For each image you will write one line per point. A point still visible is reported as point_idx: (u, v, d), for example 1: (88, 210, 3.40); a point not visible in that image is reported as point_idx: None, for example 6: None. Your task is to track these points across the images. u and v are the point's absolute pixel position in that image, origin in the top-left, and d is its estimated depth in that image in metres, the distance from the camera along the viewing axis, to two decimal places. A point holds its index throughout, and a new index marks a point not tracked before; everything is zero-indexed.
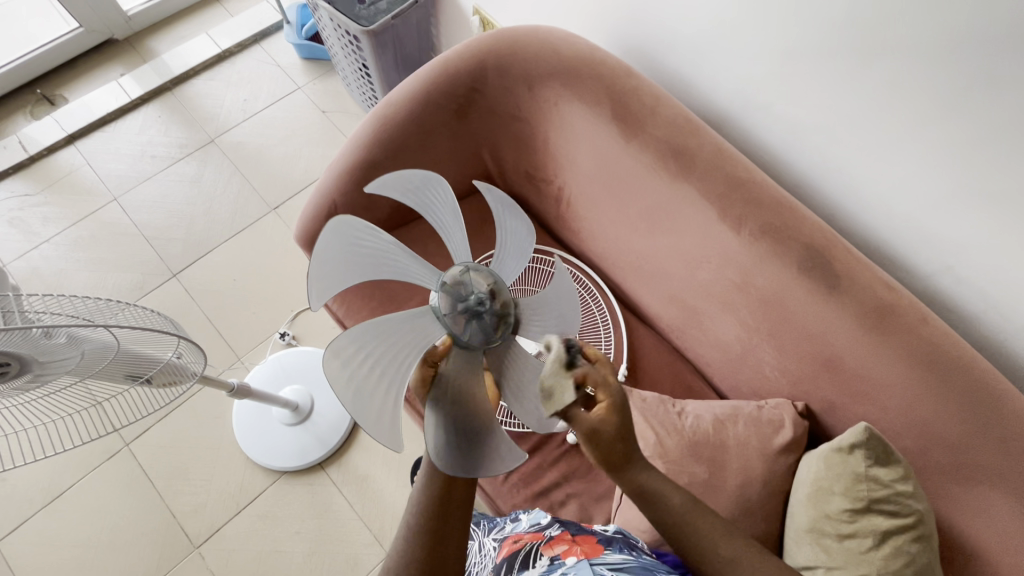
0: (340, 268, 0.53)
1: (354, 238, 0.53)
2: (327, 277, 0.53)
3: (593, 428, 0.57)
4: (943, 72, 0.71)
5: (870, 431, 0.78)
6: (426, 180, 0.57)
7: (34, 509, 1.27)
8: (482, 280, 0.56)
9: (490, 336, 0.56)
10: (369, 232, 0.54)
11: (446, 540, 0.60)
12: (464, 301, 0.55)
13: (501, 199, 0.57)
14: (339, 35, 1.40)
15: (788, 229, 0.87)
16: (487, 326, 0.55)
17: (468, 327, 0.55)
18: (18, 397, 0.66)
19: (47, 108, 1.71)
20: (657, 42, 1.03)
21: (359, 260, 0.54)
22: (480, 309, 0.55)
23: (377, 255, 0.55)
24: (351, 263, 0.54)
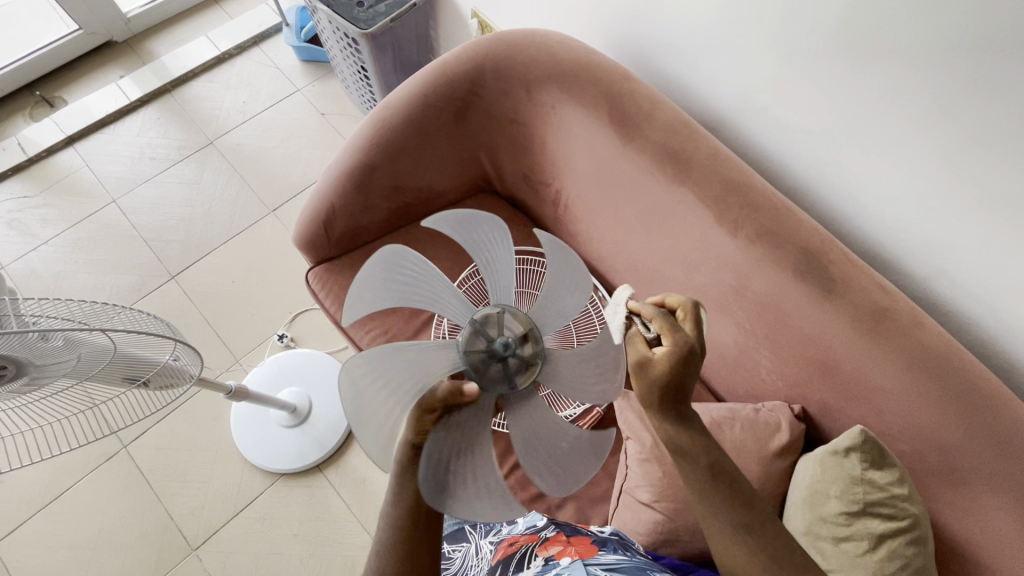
0: (380, 415, 0.53)
1: (364, 374, 0.53)
2: (375, 433, 0.53)
3: (641, 360, 0.61)
4: (937, 76, 0.72)
5: (865, 433, 0.80)
6: (388, 262, 0.58)
7: (32, 511, 1.27)
8: (489, 325, 0.61)
9: (526, 358, 0.59)
10: (372, 356, 0.54)
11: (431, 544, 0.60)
12: (487, 352, 0.59)
13: (455, 218, 0.58)
14: (339, 38, 1.40)
15: (784, 233, 0.88)
16: (518, 355, 0.59)
17: (506, 369, 0.59)
18: (16, 400, 0.66)
19: (46, 109, 1.72)
20: (654, 46, 1.03)
21: (390, 392, 0.54)
22: (503, 345, 0.59)
23: (400, 376, 0.55)
24: (382, 404, 0.54)
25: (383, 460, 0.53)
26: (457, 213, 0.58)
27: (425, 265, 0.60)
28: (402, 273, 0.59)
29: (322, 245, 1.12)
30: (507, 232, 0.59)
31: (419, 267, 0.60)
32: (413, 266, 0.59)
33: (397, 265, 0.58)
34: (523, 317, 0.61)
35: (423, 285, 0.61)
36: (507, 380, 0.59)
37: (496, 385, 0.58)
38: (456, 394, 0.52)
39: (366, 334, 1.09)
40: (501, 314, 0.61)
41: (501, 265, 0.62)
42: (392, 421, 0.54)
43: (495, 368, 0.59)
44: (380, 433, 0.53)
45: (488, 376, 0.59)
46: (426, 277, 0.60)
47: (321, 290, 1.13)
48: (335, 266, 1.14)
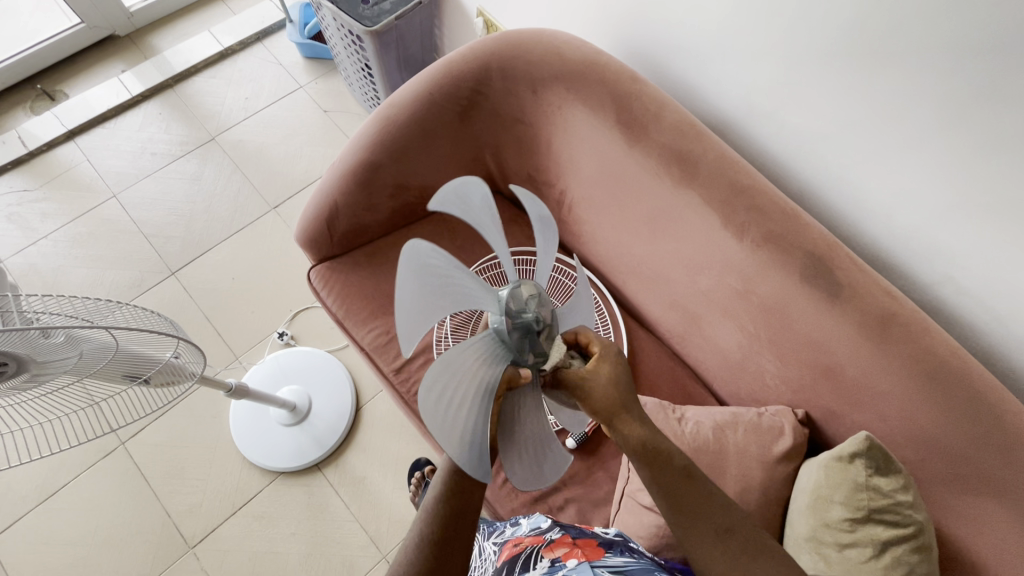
0: (459, 429, 0.48)
1: (435, 388, 0.48)
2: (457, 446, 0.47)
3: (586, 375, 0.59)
4: (948, 82, 0.71)
5: (870, 440, 0.78)
6: (414, 265, 0.48)
7: (29, 507, 1.26)
8: (516, 300, 0.54)
9: (547, 324, 0.56)
10: (438, 364, 0.48)
11: (452, 547, 0.60)
12: (522, 328, 0.53)
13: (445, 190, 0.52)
14: (342, 35, 1.40)
15: (790, 236, 0.87)
16: (542, 323, 0.55)
17: (536, 341, 0.55)
18: (16, 396, 0.65)
19: (47, 103, 1.71)
20: (661, 47, 1.02)
21: (463, 398, 0.49)
22: (531, 317, 0.54)
23: (467, 378, 0.49)
24: (456, 413, 0.48)
25: (475, 465, 0.48)
26: (448, 187, 0.52)
27: (448, 258, 0.50)
28: (434, 276, 0.49)
29: (324, 243, 1.11)
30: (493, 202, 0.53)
31: (444, 263, 0.49)
32: (437, 261, 0.49)
33: (426, 269, 0.49)
34: (534, 287, 0.56)
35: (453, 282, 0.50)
36: (538, 351, 0.55)
37: (530, 358, 0.55)
38: (513, 378, 0.55)
39: (368, 334, 1.09)
40: (513, 286, 0.54)
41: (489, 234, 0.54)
42: (474, 430, 0.49)
43: (528, 341, 0.54)
44: (463, 444, 0.48)
45: (519, 349, 0.54)
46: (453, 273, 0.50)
47: (323, 288, 1.12)
48: (336, 264, 1.13)
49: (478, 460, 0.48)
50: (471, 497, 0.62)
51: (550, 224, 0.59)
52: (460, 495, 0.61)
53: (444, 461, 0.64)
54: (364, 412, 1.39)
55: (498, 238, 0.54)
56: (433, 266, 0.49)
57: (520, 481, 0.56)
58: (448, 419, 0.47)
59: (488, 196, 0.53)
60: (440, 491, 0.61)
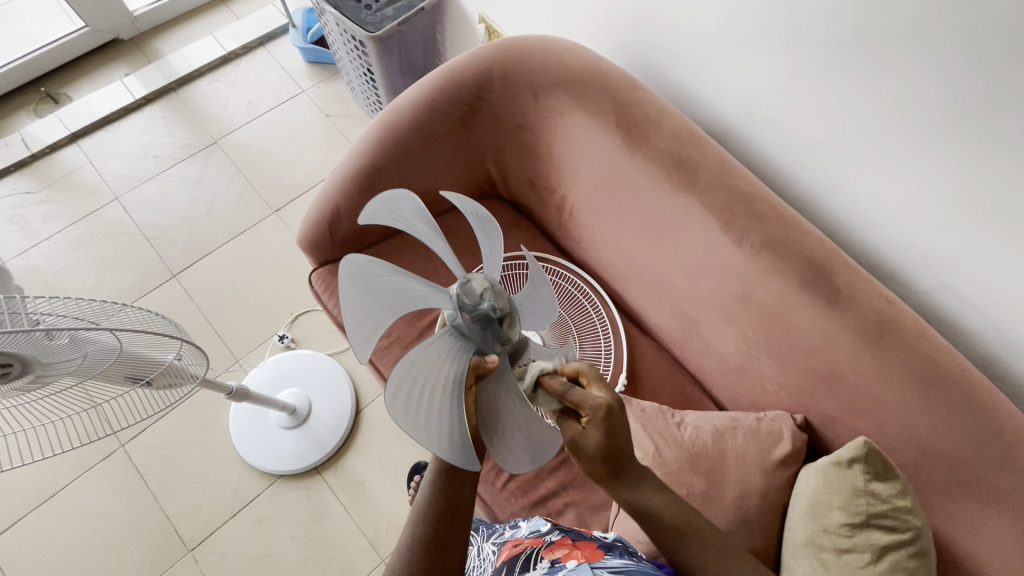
0: (437, 424, 0.49)
1: (405, 391, 0.47)
2: (441, 436, 0.49)
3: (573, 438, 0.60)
4: (947, 91, 0.72)
5: (869, 446, 0.79)
6: (356, 281, 0.48)
7: (28, 508, 1.26)
8: (467, 296, 0.54)
9: (507, 313, 0.55)
10: (404, 365, 0.47)
11: (445, 547, 0.61)
12: (479, 321, 0.53)
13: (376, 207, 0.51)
14: (345, 40, 1.41)
15: (790, 243, 0.88)
16: (499, 311, 0.55)
17: (497, 330, 0.54)
18: (19, 398, 0.66)
19: (51, 105, 1.71)
20: (662, 55, 1.03)
21: (433, 395, 0.49)
22: (487, 307, 0.54)
23: (435, 374, 0.49)
24: (430, 410, 0.48)
25: (465, 457, 0.49)
26: (377, 201, 0.51)
27: (386, 265, 0.50)
28: (384, 286, 0.49)
29: (326, 247, 1.12)
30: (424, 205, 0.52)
31: (391, 272, 0.50)
32: (381, 271, 0.49)
33: (367, 280, 0.49)
34: (484, 280, 0.55)
35: (408, 289, 0.50)
36: (503, 339, 0.55)
37: (496, 346, 0.55)
38: (480, 365, 0.53)
39: None
40: (465, 279, 0.54)
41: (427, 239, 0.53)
42: (452, 423, 0.49)
43: (489, 331, 0.54)
44: (443, 438, 0.49)
45: (484, 340, 0.54)
46: (402, 280, 0.50)
47: (324, 291, 1.13)
48: (338, 267, 1.14)
49: (462, 450, 0.49)
50: (461, 499, 0.62)
51: (490, 222, 0.56)
52: (452, 495, 0.62)
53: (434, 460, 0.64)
54: (364, 415, 1.39)
55: (436, 238, 0.52)
56: (380, 277, 0.49)
57: (508, 462, 0.54)
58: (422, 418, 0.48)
59: (416, 203, 0.52)
60: (431, 491, 0.62)
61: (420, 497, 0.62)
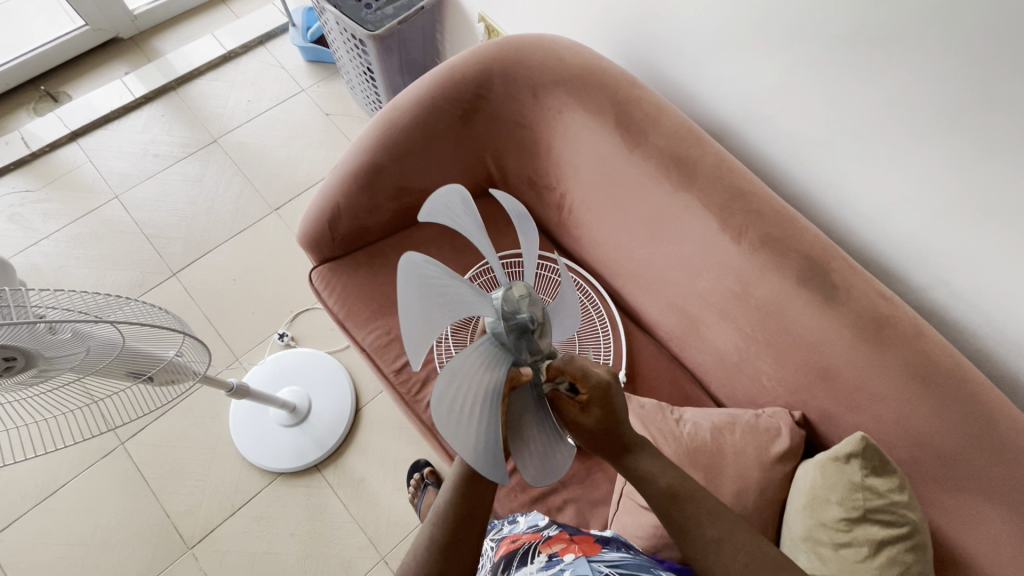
0: (473, 431, 0.47)
1: (448, 396, 0.47)
2: (476, 446, 0.47)
3: (577, 421, 0.63)
4: (941, 89, 0.73)
5: (866, 440, 0.79)
6: (412, 280, 0.46)
7: (28, 506, 1.26)
8: (508, 303, 0.54)
9: (541, 322, 0.57)
10: (448, 370, 0.47)
11: (463, 547, 0.61)
12: (518, 330, 0.54)
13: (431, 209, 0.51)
14: (345, 39, 1.41)
15: (787, 240, 0.88)
16: (536, 322, 0.56)
17: (532, 341, 0.55)
18: (22, 392, 0.66)
19: (51, 104, 1.72)
20: (661, 54, 1.04)
21: (473, 403, 0.48)
22: (526, 317, 0.54)
23: (475, 382, 0.49)
24: (472, 418, 0.48)
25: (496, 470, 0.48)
26: (430, 203, 0.51)
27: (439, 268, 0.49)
28: (434, 286, 0.48)
29: (326, 245, 1.12)
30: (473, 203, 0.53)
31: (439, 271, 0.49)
32: (432, 271, 0.48)
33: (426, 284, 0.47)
34: (524, 289, 0.55)
35: (454, 290, 0.50)
36: (535, 351, 0.56)
37: (528, 357, 0.56)
38: (516, 377, 0.55)
39: (369, 334, 1.09)
40: (505, 287, 0.55)
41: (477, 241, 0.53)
42: (486, 431, 0.48)
43: (525, 342, 0.55)
44: (483, 448, 0.47)
45: (518, 350, 0.55)
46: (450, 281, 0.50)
47: (324, 289, 1.13)
48: (338, 265, 1.14)
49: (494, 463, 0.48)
50: (479, 502, 0.63)
51: (528, 220, 0.58)
52: (472, 497, 0.62)
53: (455, 466, 0.65)
54: (363, 413, 1.39)
55: (482, 236, 0.52)
56: (432, 276, 0.48)
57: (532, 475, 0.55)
58: (462, 424, 0.47)
59: (467, 202, 0.53)
60: (452, 494, 0.62)
61: (441, 501, 0.63)
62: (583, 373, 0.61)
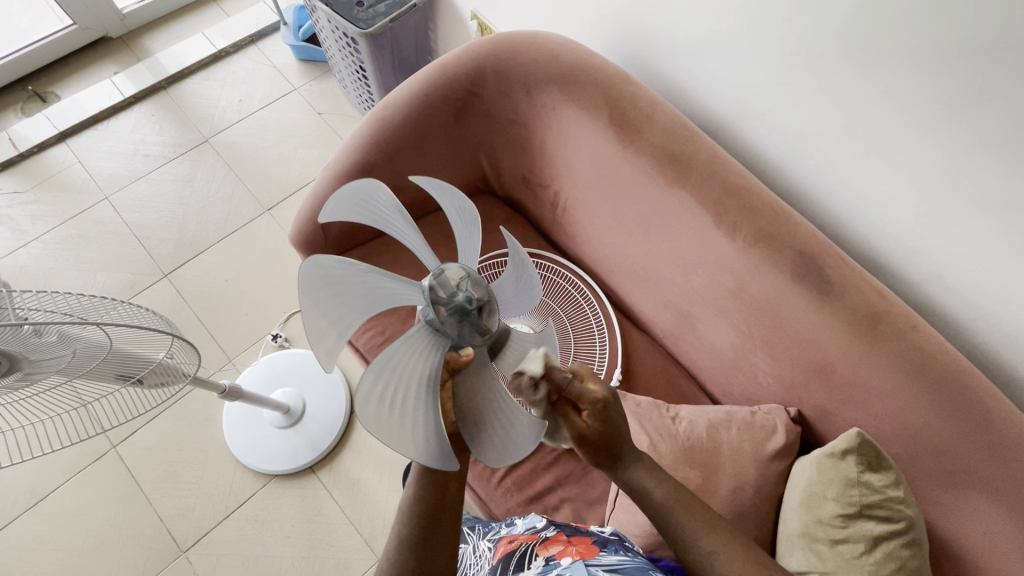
0: (411, 430, 0.48)
1: (371, 390, 0.47)
2: (418, 442, 0.48)
3: (580, 433, 0.63)
4: (937, 82, 0.72)
5: (862, 436, 0.79)
6: (317, 276, 0.48)
7: (19, 511, 1.25)
8: (446, 286, 0.54)
9: (485, 301, 0.55)
10: (376, 363, 0.47)
11: (435, 546, 0.61)
12: (455, 311, 0.53)
13: (354, 192, 0.54)
14: (337, 37, 1.40)
15: (781, 236, 0.88)
16: (477, 302, 0.54)
17: (474, 321, 0.54)
18: (9, 396, 0.65)
19: (39, 104, 1.70)
20: (654, 49, 1.03)
21: (401, 394, 0.49)
22: (463, 298, 0.54)
23: (405, 377, 0.50)
24: (406, 416, 0.49)
25: (443, 457, 0.49)
26: (345, 193, 0.53)
27: (354, 263, 0.51)
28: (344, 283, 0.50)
29: (319, 244, 1.11)
30: (395, 199, 0.55)
31: (354, 265, 0.51)
32: (348, 268, 0.50)
33: (332, 277, 0.49)
34: (462, 274, 0.55)
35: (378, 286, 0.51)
36: (482, 330, 0.55)
37: (473, 338, 0.55)
38: (454, 360, 0.53)
39: (363, 334, 1.09)
40: (438, 269, 0.55)
41: (406, 236, 0.56)
42: (426, 425, 0.49)
43: (466, 323, 0.54)
44: (422, 442, 0.49)
45: (460, 333, 0.54)
46: (369, 278, 0.51)
47: None
48: None
49: (440, 449, 0.49)
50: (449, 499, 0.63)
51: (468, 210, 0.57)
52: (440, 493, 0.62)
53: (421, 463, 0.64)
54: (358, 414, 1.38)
55: (410, 232, 0.55)
56: (345, 273, 0.50)
57: (488, 458, 0.53)
58: (395, 425, 0.47)
59: (388, 195, 0.54)
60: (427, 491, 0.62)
61: (407, 497, 0.62)
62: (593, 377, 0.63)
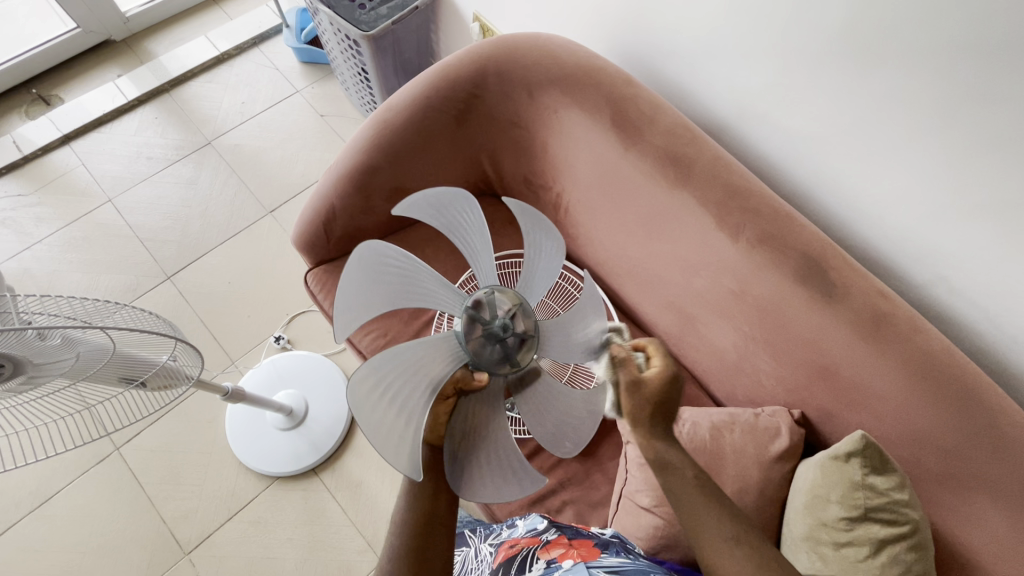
0: (395, 422, 0.50)
1: (373, 374, 0.50)
2: (396, 436, 0.49)
3: (634, 380, 0.60)
4: (939, 83, 0.72)
5: (866, 439, 0.79)
6: (370, 260, 0.54)
7: (23, 513, 1.25)
8: (494, 309, 0.57)
9: (527, 335, 0.57)
10: (391, 351, 0.51)
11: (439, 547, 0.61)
12: (491, 334, 0.56)
13: (441, 199, 0.57)
14: (339, 40, 1.40)
15: (785, 237, 0.88)
16: (517, 333, 0.57)
17: (507, 350, 0.56)
18: (13, 399, 0.65)
19: (43, 107, 1.71)
20: (656, 51, 1.03)
21: (400, 388, 0.51)
22: (502, 326, 0.56)
23: (413, 377, 0.52)
24: (396, 408, 0.50)
25: (412, 465, 0.49)
26: (429, 194, 0.56)
27: (408, 259, 0.56)
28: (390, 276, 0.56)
29: (322, 246, 1.12)
30: (484, 223, 0.58)
31: (405, 263, 0.56)
32: (398, 264, 0.56)
33: (381, 264, 0.55)
34: (513, 304, 0.58)
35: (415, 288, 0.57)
36: (512, 362, 0.57)
37: (501, 366, 0.56)
38: (466, 381, 0.56)
39: (365, 336, 1.09)
40: (489, 291, 0.58)
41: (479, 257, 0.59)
42: (410, 426, 0.50)
43: (498, 350, 0.56)
44: (399, 439, 0.49)
45: (489, 358, 0.56)
46: (413, 277, 0.56)
47: (321, 292, 1.12)
48: (334, 267, 1.13)
49: (414, 455, 0.49)
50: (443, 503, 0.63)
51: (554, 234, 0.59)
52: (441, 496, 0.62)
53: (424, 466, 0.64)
54: None
55: (484, 254, 0.59)
56: (392, 265, 0.55)
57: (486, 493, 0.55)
58: (380, 411, 0.49)
59: (473, 213, 0.58)
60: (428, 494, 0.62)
61: (409, 500, 0.62)
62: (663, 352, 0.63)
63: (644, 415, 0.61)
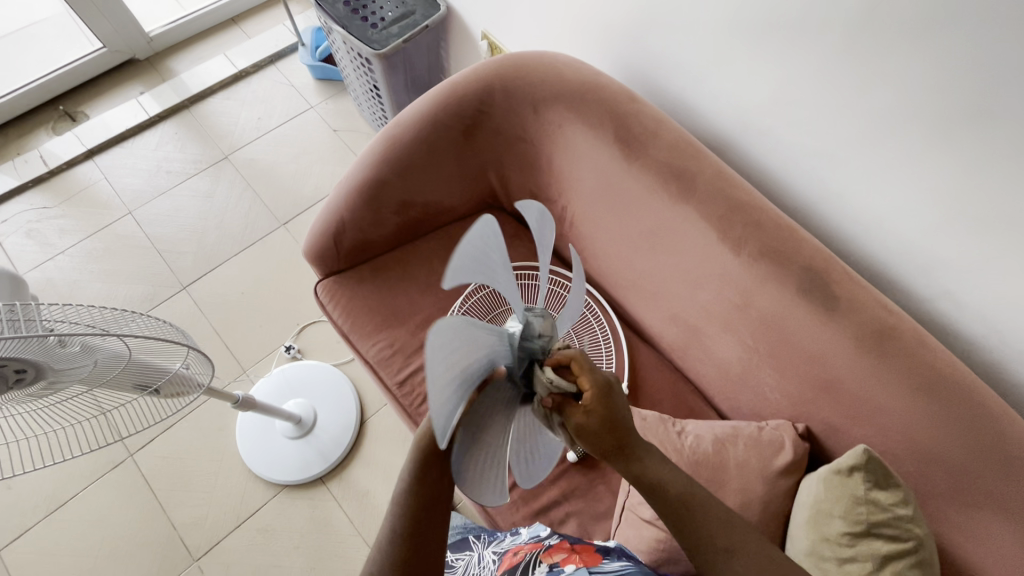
0: (439, 400, 0.42)
1: (448, 348, 0.42)
2: (438, 414, 0.42)
3: (581, 424, 0.58)
4: (938, 100, 0.73)
5: (868, 453, 0.79)
6: (484, 235, 0.42)
7: (38, 517, 1.28)
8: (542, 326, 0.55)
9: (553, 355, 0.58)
10: (460, 325, 0.43)
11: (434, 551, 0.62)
12: (528, 352, 0.55)
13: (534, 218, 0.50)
14: (352, 58, 1.44)
15: (786, 251, 0.88)
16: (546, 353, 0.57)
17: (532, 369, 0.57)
18: (32, 404, 0.68)
19: (68, 123, 1.77)
20: (660, 68, 1.05)
21: (457, 367, 0.44)
22: (538, 348, 0.55)
23: (459, 357, 0.44)
24: (442, 387, 0.42)
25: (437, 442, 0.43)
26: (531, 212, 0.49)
27: (498, 244, 0.44)
28: (484, 259, 0.44)
29: (332, 258, 1.14)
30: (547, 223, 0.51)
31: (497, 252, 0.45)
32: (492, 250, 0.44)
33: (489, 243, 0.43)
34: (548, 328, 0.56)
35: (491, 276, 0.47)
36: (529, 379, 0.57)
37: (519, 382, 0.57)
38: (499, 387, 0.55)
39: (373, 347, 1.11)
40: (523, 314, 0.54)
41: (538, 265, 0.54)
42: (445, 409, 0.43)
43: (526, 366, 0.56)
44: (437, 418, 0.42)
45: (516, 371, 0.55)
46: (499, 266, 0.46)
47: (330, 303, 1.14)
48: (343, 279, 1.15)
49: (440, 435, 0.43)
50: (442, 508, 0.65)
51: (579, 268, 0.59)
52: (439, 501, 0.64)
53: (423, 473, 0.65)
54: (368, 426, 1.40)
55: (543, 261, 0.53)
56: (489, 248, 0.44)
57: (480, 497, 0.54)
58: (437, 382, 0.41)
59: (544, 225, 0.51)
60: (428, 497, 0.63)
61: (411, 504, 0.64)
62: (588, 366, 0.58)
63: (605, 436, 0.59)
